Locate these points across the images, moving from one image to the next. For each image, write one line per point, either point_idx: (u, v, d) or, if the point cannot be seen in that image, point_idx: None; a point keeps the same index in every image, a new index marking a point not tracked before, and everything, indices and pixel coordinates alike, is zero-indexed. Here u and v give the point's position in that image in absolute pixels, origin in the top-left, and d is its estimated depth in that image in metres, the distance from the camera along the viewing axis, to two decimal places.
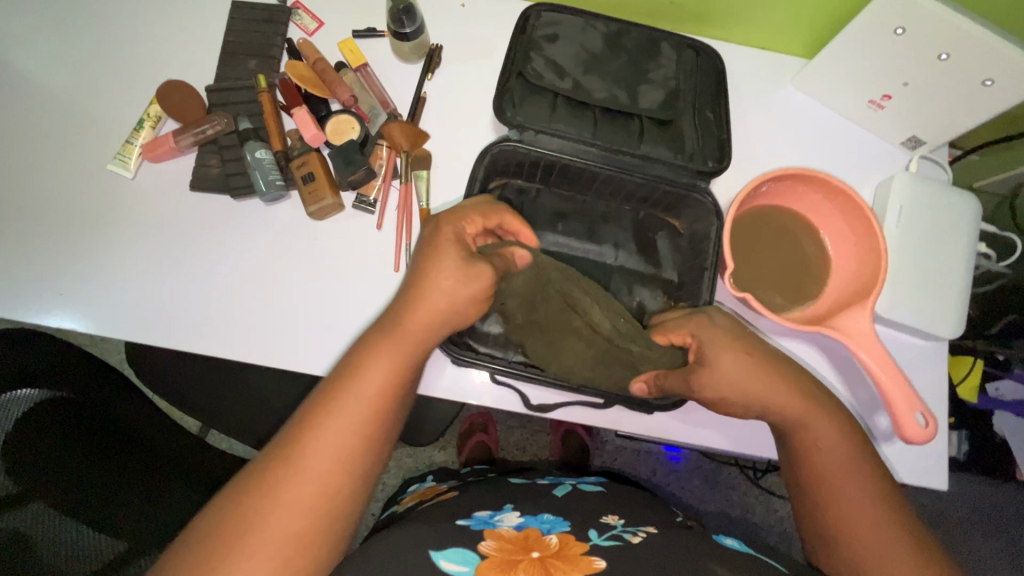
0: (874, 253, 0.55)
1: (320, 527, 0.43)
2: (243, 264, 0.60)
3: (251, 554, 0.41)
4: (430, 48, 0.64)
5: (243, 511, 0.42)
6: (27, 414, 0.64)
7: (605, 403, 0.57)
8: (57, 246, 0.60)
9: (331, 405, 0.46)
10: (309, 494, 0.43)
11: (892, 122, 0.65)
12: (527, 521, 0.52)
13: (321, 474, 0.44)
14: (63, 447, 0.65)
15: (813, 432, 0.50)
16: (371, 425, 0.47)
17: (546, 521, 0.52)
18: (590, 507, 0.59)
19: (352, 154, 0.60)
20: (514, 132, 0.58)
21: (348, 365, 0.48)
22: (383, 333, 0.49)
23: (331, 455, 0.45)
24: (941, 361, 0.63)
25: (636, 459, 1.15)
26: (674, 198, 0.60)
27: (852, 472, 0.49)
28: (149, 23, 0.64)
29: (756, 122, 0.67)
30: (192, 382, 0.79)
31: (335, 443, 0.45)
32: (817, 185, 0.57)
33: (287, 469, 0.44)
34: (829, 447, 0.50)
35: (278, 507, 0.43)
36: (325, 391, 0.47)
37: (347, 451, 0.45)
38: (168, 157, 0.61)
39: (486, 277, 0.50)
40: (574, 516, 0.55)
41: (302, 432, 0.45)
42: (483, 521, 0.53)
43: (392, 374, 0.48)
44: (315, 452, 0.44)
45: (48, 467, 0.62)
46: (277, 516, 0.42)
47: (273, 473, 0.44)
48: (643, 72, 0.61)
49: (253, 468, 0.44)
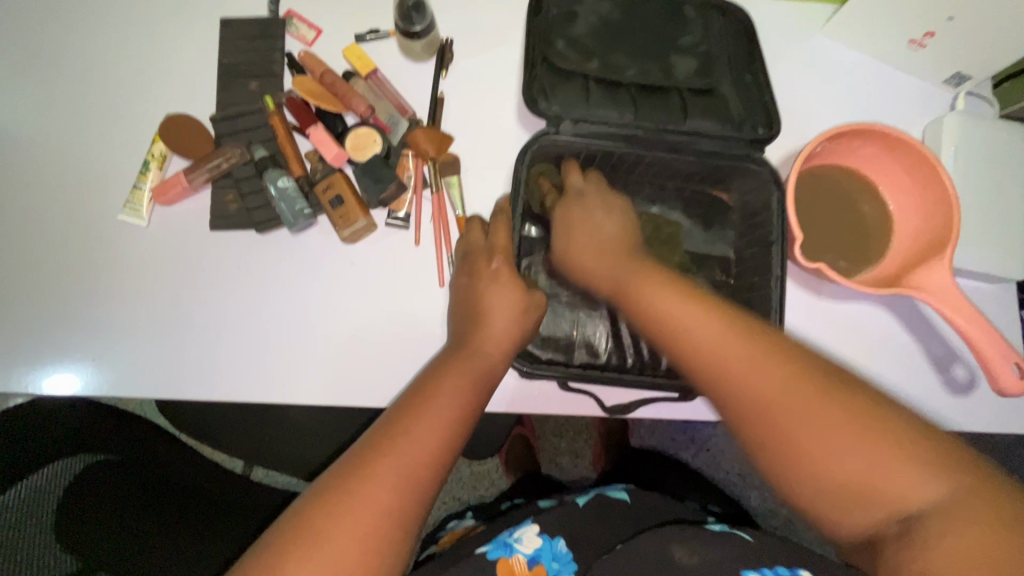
0: (944, 203, 0.52)
1: (400, 538, 0.40)
2: (277, 301, 0.57)
3: (340, 535, 0.38)
4: (441, 44, 0.60)
5: (337, 489, 0.40)
6: (74, 480, 0.62)
7: (683, 396, 0.55)
8: (76, 306, 0.56)
9: (418, 412, 0.44)
10: (403, 488, 0.41)
11: (933, 61, 0.61)
12: (542, 551, 0.49)
13: (406, 480, 0.41)
14: (117, 510, 0.62)
15: (642, 300, 0.47)
16: (455, 435, 0.45)
17: (557, 554, 0.49)
18: (614, 530, 0.53)
19: (380, 171, 0.56)
20: (550, 125, 0.55)
21: (428, 380, 0.47)
22: (476, 327, 0.51)
23: (418, 462, 0.42)
24: (1005, 302, 0.61)
25: (676, 429, 1.13)
26: (726, 171, 0.57)
27: (735, 345, 0.42)
28: (137, 54, 0.59)
29: (792, 77, 0.64)
30: (233, 423, 0.76)
31: (425, 452, 0.43)
32: (874, 139, 0.54)
33: (376, 474, 0.40)
34: (686, 322, 0.44)
35: (362, 512, 0.39)
36: (410, 401, 0.46)
37: (437, 454, 0.43)
38: (180, 198, 0.57)
39: (542, 305, 0.54)
40: (587, 541, 0.51)
41: (390, 438, 0.42)
42: (502, 544, 0.50)
43: (471, 386, 0.47)
44: (406, 456, 0.42)
45: (104, 534, 0.60)
46: (369, 495, 0.40)
47: (359, 474, 0.40)
48: (672, 41, 0.58)
49: (350, 451, 0.42)
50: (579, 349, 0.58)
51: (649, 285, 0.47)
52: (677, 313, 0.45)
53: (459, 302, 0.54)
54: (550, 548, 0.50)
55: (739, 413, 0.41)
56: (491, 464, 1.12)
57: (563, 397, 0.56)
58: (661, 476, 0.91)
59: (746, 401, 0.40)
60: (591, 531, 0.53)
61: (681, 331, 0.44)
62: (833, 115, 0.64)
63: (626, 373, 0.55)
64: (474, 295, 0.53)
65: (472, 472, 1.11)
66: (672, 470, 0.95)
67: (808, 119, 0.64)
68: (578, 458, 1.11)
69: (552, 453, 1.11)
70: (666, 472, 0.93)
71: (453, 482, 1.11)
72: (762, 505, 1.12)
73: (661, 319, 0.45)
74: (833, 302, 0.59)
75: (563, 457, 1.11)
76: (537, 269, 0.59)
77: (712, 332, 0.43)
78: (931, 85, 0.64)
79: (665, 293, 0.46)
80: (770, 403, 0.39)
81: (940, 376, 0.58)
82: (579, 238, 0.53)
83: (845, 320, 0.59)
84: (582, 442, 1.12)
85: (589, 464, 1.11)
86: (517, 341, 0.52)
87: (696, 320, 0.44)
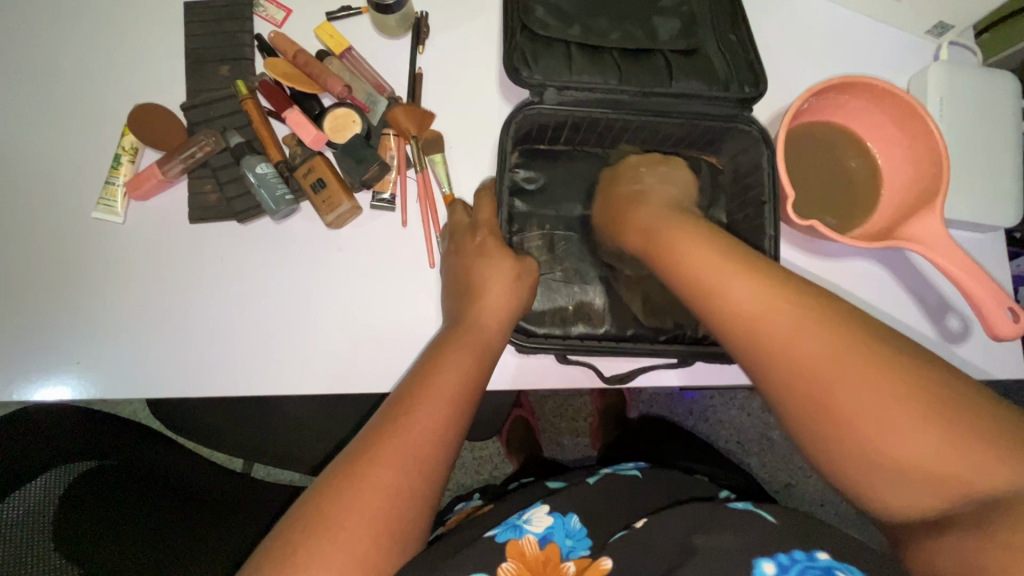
0: (933, 151, 0.52)
1: (408, 523, 0.39)
2: (262, 291, 0.55)
3: (344, 523, 0.37)
4: (416, 18, 0.58)
5: (341, 476, 0.39)
6: (76, 478, 0.62)
7: (681, 361, 0.54)
8: (58, 310, 0.54)
9: (421, 392, 0.44)
10: (407, 474, 0.40)
11: (916, 12, 0.60)
12: (554, 528, 0.48)
13: (413, 463, 0.40)
14: (118, 504, 0.62)
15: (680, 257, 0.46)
16: (456, 416, 0.44)
17: (570, 531, 0.48)
18: (628, 508, 0.52)
19: (361, 151, 0.55)
20: (534, 93, 0.53)
21: (429, 360, 0.47)
22: (473, 305, 0.50)
23: (424, 442, 0.41)
24: (996, 249, 0.62)
25: (672, 402, 1.14)
26: (716, 133, 0.56)
27: (853, 366, 0.38)
28: (99, 41, 0.57)
29: (775, 35, 0.63)
30: (229, 421, 0.75)
31: (430, 433, 0.42)
32: (862, 92, 0.54)
33: (385, 457, 0.40)
34: (738, 288, 0.42)
35: (368, 499, 0.38)
36: (412, 381, 0.45)
37: (439, 437, 0.42)
38: (156, 191, 0.55)
39: (533, 273, 0.53)
40: (602, 516, 0.51)
41: (396, 420, 0.42)
42: (511, 526, 0.48)
43: (474, 363, 0.46)
44: (409, 439, 0.41)
45: (106, 526, 0.59)
46: (373, 481, 0.39)
47: (364, 462, 0.39)
48: (654, 2, 0.56)
49: (357, 440, 0.41)
50: (576, 321, 0.57)
51: (743, 282, 0.42)
52: (721, 275, 0.43)
53: (450, 281, 0.53)
54: (563, 525, 0.48)
55: (875, 462, 0.37)
56: (493, 447, 1.12)
57: (563, 372, 0.56)
58: (666, 454, 0.88)
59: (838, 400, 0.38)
60: (606, 509, 0.51)
61: (723, 294, 0.42)
62: (818, 71, 0.63)
63: (624, 344, 0.54)
64: (464, 272, 0.52)
65: (475, 457, 1.11)
66: (674, 441, 0.94)
67: (795, 76, 0.63)
68: (578, 437, 1.12)
69: (553, 432, 1.12)
70: (670, 449, 0.91)
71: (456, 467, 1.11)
72: (762, 469, 1.13)
73: (703, 280, 0.44)
74: (827, 258, 0.59)
75: (564, 436, 1.12)
76: (530, 244, 0.59)
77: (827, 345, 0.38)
78: (914, 37, 0.64)
79: (709, 251, 0.44)
80: (894, 436, 0.36)
81: (935, 326, 0.58)
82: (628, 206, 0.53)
83: (841, 277, 0.59)
84: (582, 420, 1.13)
85: (590, 442, 1.12)
86: (518, 314, 0.52)
87: (739, 285, 0.42)
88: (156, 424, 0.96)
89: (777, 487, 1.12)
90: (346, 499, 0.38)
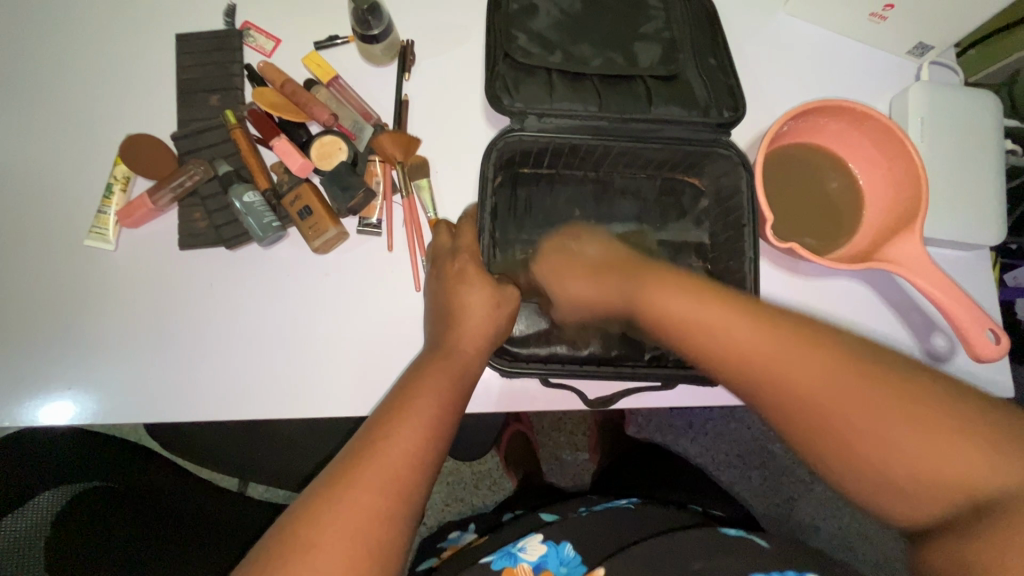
0: (912, 174, 0.52)
1: (383, 546, 0.39)
2: (250, 316, 0.56)
3: (319, 550, 0.37)
4: (402, 46, 0.59)
5: (317, 503, 0.39)
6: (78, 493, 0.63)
7: (665, 385, 0.54)
8: (51, 337, 0.55)
9: (399, 414, 0.44)
10: (382, 499, 0.40)
11: (896, 33, 0.61)
12: (548, 557, 0.50)
13: (388, 484, 0.40)
14: (114, 520, 0.63)
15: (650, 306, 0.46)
16: (434, 442, 0.44)
17: (565, 559, 0.50)
18: (619, 534, 0.54)
19: (346, 178, 0.56)
20: (515, 120, 0.54)
21: (408, 384, 0.47)
22: (454, 331, 0.51)
23: (402, 464, 0.42)
24: (981, 267, 0.62)
25: (672, 417, 1.13)
26: (697, 156, 0.57)
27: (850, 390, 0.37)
28: (93, 73, 0.58)
29: (757, 57, 0.63)
30: (222, 441, 0.76)
31: (405, 454, 0.42)
32: (839, 115, 0.54)
33: (362, 481, 0.40)
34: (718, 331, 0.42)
35: (344, 525, 0.38)
36: (389, 406, 0.45)
37: (417, 461, 0.42)
38: (147, 219, 0.56)
39: (515, 300, 0.53)
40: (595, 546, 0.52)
41: (373, 444, 0.42)
42: (506, 553, 0.51)
43: (451, 384, 0.47)
44: (386, 464, 0.41)
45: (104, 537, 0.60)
46: (347, 507, 0.39)
47: (338, 488, 0.40)
48: (634, 29, 0.57)
49: (332, 465, 0.42)
50: (560, 343, 0.58)
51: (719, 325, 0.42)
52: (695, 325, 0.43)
53: (434, 306, 0.53)
54: (557, 553, 0.51)
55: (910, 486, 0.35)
56: (492, 461, 1.11)
57: (548, 394, 0.56)
58: (660, 478, 0.89)
59: (811, 412, 0.38)
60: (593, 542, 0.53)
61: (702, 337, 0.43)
62: (800, 92, 0.64)
63: (606, 366, 0.55)
64: (446, 297, 0.52)
65: (473, 473, 1.11)
66: (667, 460, 0.95)
67: (776, 97, 0.63)
68: (578, 451, 1.12)
69: (552, 447, 1.11)
70: (664, 471, 0.91)
71: (455, 483, 1.11)
72: (763, 485, 1.12)
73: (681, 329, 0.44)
74: (810, 279, 0.59)
75: (564, 450, 1.12)
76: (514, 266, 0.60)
77: (826, 371, 0.38)
78: (896, 57, 0.64)
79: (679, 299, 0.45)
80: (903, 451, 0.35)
81: (922, 346, 0.58)
82: (567, 269, 0.53)
83: (826, 298, 0.59)
84: (581, 435, 1.12)
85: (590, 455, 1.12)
86: (497, 334, 0.52)
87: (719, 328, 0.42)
88: (156, 446, 0.98)
89: (778, 502, 1.11)
90: (320, 525, 0.38)
